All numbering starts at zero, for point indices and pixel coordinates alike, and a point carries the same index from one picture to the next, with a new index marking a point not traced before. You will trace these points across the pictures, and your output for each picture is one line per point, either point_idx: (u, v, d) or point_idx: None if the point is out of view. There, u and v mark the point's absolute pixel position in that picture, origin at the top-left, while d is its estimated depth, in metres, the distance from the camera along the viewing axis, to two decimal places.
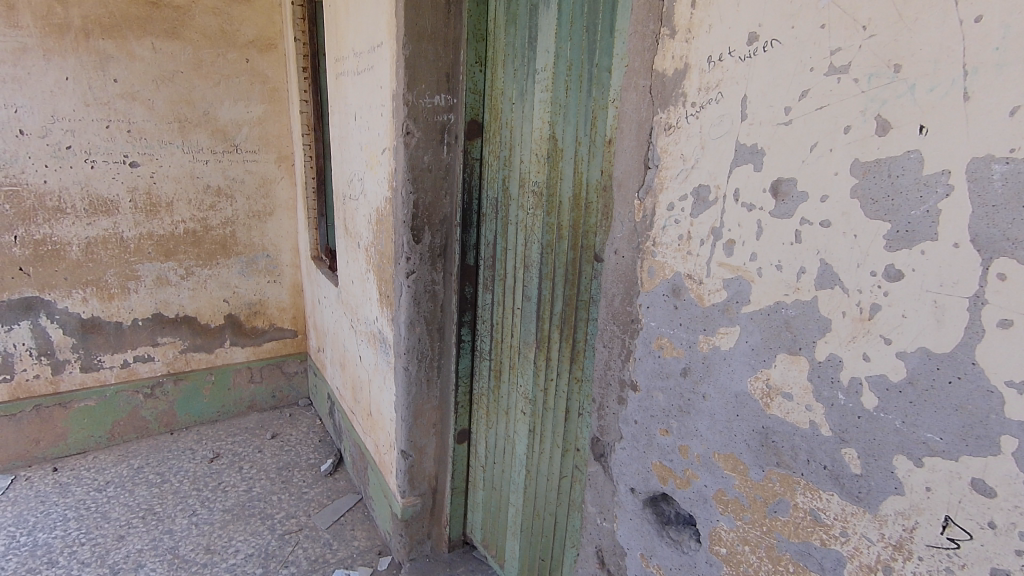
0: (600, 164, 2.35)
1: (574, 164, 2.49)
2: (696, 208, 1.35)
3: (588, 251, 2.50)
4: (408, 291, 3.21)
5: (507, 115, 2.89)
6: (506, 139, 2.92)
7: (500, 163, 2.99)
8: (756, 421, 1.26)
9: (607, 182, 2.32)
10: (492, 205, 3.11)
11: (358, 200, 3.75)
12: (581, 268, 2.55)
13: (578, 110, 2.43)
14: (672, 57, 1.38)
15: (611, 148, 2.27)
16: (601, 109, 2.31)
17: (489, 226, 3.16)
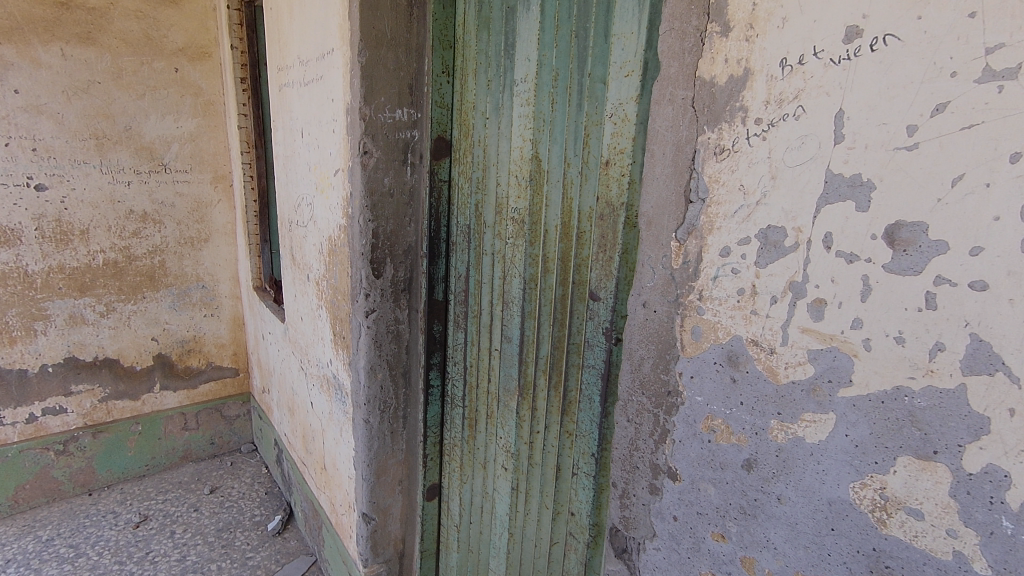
0: (593, 188, 2.05)
1: (562, 189, 2.18)
2: (763, 256, 1.12)
3: (580, 288, 2.18)
4: (367, 333, 2.82)
5: (480, 132, 2.55)
6: (479, 158, 2.57)
7: (473, 186, 2.64)
8: (864, 540, 1.04)
9: (603, 210, 2.02)
10: (463, 233, 2.75)
11: (306, 227, 3.31)
12: (572, 307, 2.23)
13: (566, 127, 2.13)
14: (725, 61, 1.17)
15: (607, 170, 1.97)
16: (595, 126, 2.01)
17: (460, 257, 2.80)
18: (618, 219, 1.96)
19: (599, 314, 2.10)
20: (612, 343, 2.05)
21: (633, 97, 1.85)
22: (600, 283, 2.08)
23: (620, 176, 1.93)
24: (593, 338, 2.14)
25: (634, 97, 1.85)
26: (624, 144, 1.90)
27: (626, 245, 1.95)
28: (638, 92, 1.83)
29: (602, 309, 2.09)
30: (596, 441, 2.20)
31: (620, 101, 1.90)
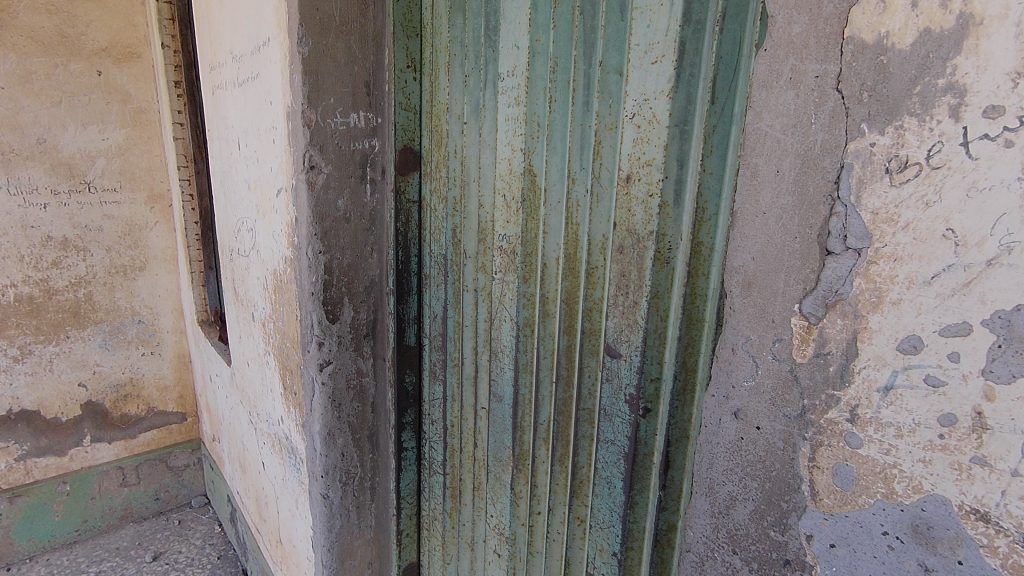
0: (609, 211, 1.58)
1: (566, 212, 1.70)
2: (1003, 373, 0.88)
3: (594, 340, 1.71)
4: (322, 389, 2.28)
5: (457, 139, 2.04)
6: (457, 174, 2.07)
7: (449, 208, 2.13)
8: None
9: (623, 241, 1.55)
10: (438, 266, 2.24)
11: (248, 257, 2.76)
12: (583, 363, 1.76)
13: (569, 132, 1.65)
14: (910, 6, 0.92)
15: (628, 189, 1.51)
16: (610, 130, 1.54)
17: (434, 295, 2.30)
18: (645, 253, 1.50)
19: (622, 375, 1.62)
20: (639, 416, 1.59)
21: (664, 90, 1.39)
22: (617, 336, 1.62)
23: (646, 195, 1.47)
24: (612, 403, 1.67)
25: (669, 90, 1.38)
26: (652, 154, 1.44)
27: (657, 287, 1.48)
28: (671, 84, 1.37)
29: (622, 368, 1.62)
30: (618, 537, 1.75)
31: (645, 96, 1.43)
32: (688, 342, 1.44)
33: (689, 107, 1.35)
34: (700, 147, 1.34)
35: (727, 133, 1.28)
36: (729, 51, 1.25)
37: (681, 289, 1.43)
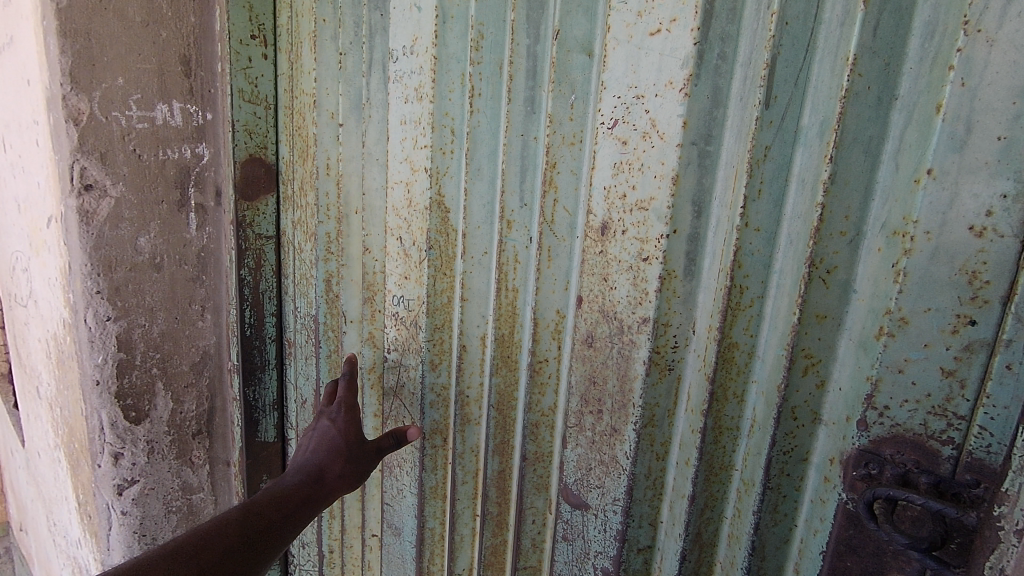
0: (564, 275, 1.00)
1: (496, 272, 1.09)
2: None
3: (540, 468, 1.11)
4: (125, 518, 1.54)
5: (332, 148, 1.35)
6: (329, 201, 1.38)
7: (319, 250, 1.43)
8: None
9: (594, 325, 0.94)
10: (303, 330, 1.55)
11: (26, 309, 1.89)
12: (523, 500, 1.14)
13: (504, 146, 1.03)
14: None
15: (608, 245, 0.90)
16: (573, 147, 0.95)
17: (301, 371, 1.59)
18: (633, 353, 0.89)
19: (592, 538, 1.01)
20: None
21: (675, 81, 0.79)
22: (581, 479, 1.00)
23: (636, 261, 0.87)
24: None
25: (682, 81, 0.78)
26: (648, 190, 0.84)
27: (652, 411, 0.90)
28: (688, 70, 0.77)
29: (592, 528, 1.01)
30: None
31: (635, 92, 0.83)
32: (707, 503, 0.88)
33: (713, 113, 0.79)
34: (738, 183, 0.77)
35: (787, 162, 0.74)
36: (799, 14, 0.70)
37: (698, 418, 0.86)
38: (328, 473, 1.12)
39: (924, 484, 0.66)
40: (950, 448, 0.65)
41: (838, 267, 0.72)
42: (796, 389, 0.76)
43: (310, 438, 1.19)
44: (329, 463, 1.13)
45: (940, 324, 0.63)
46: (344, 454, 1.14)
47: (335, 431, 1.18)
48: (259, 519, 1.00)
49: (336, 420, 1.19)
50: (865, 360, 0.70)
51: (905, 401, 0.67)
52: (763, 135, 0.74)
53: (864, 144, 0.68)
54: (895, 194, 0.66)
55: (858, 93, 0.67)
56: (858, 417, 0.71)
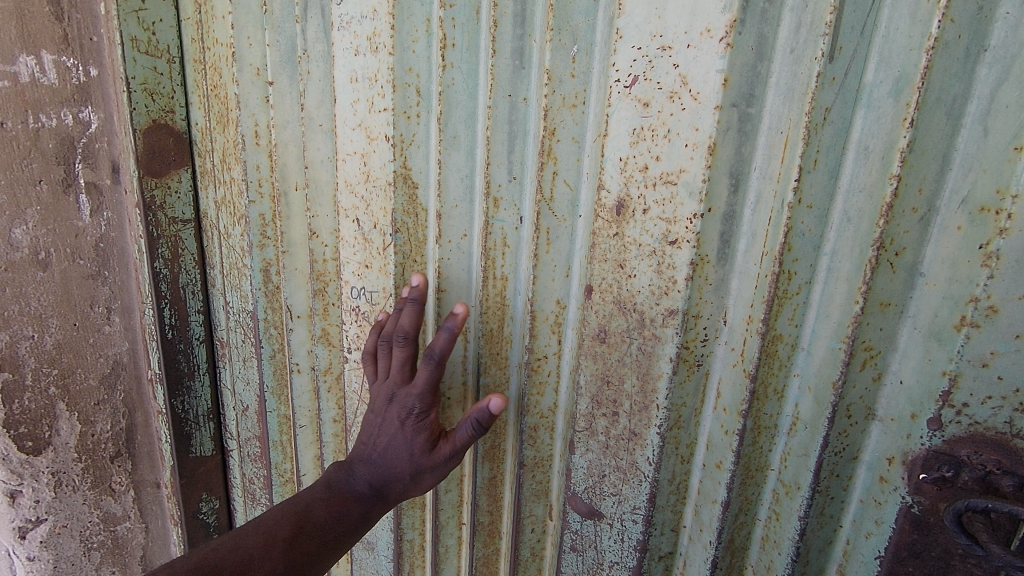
0: (566, 258, 0.87)
1: (480, 258, 0.93)
2: None
3: (540, 473, 1.00)
4: (32, 551, 1.38)
5: (263, 109, 1.10)
6: (262, 177, 1.15)
7: (251, 237, 1.18)
8: None
9: (609, 318, 0.82)
10: (239, 329, 1.32)
11: None
12: (520, 510, 1.02)
13: (488, 107, 0.85)
14: None
15: (633, 224, 0.76)
16: (575, 110, 0.80)
17: (240, 374, 1.37)
18: (657, 350, 0.78)
19: (605, 549, 0.92)
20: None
21: (712, 29, 0.65)
22: (592, 487, 0.90)
23: (662, 246, 0.74)
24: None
25: (723, 28, 0.64)
26: (678, 160, 0.71)
27: (678, 411, 0.81)
28: (733, 14, 0.64)
29: (607, 539, 0.91)
30: None
31: (660, 42, 0.69)
32: (740, 507, 0.81)
33: (757, 68, 0.66)
34: (789, 152, 0.66)
35: (847, 126, 0.63)
36: None
37: (734, 419, 0.77)
38: (393, 489, 0.97)
39: (1008, 487, 0.60)
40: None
41: (908, 249, 0.63)
42: (853, 386, 0.68)
43: (383, 421, 0.98)
44: (394, 476, 0.97)
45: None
46: (409, 475, 0.95)
47: (404, 436, 0.95)
48: (310, 538, 0.96)
49: (411, 424, 0.94)
50: (939, 354, 0.63)
51: (988, 397, 0.60)
52: (825, 94, 0.62)
53: (947, 106, 0.58)
54: (983, 164, 0.57)
55: (948, 44, 0.56)
56: (928, 415, 0.65)
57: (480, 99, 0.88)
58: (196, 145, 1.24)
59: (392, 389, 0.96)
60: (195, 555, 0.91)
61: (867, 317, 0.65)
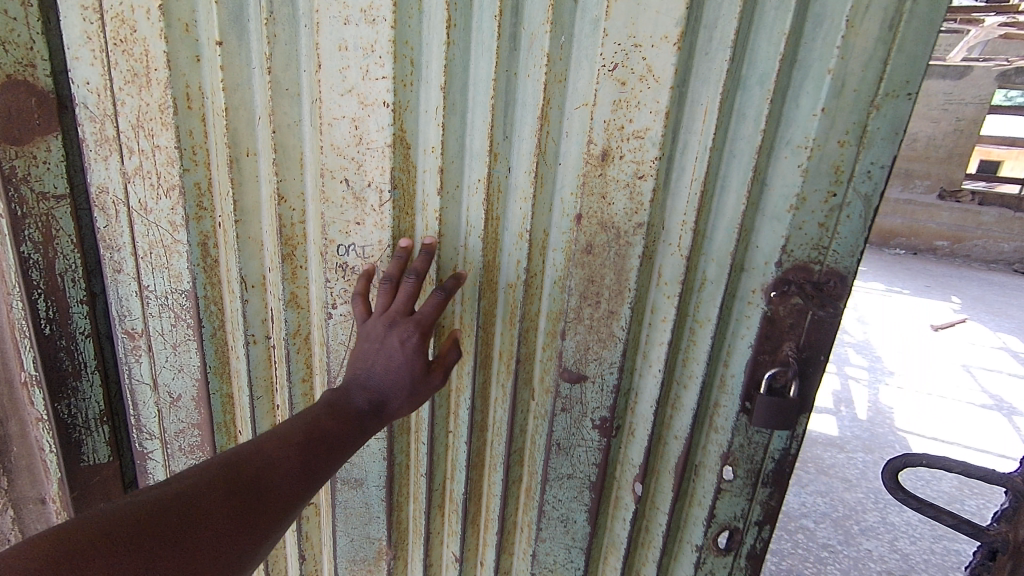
0: (549, 202, 1.02)
1: (481, 210, 1.04)
2: None
3: (527, 356, 1.12)
4: None
5: (195, 76, 1.01)
6: (195, 147, 1.06)
7: (183, 211, 1.09)
8: None
9: (588, 239, 1.01)
10: (167, 315, 1.18)
11: None
12: (515, 395, 1.15)
13: (488, 78, 0.96)
14: None
15: (610, 168, 0.96)
16: (559, 81, 0.96)
17: (166, 363, 1.22)
18: (629, 247, 0.99)
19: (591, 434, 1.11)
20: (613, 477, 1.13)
21: (670, 36, 0.87)
22: (582, 388, 1.09)
23: (632, 184, 0.95)
24: (571, 441, 1.13)
25: (676, 37, 0.86)
26: (643, 120, 0.92)
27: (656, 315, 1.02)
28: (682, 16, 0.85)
29: (585, 395, 1.09)
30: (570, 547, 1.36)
31: (635, 40, 0.89)
32: None
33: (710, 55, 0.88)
34: (708, 118, 0.89)
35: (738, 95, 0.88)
36: None
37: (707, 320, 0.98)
38: (390, 406, 0.98)
39: (810, 290, 0.92)
40: (817, 265, 0.91)
41: (762, 170, 0.90)
42: None
43: (379, 347, 0.98)
44: (391, 393, 0.98)
45: (820, 199, 0.87)
46: (407, 389, 0.99)
47: (404, 356, 0.98)
48: (321, 446, 0.91)
49: (413, 346, 0.98)
50: (778, 227, 0.91)
51: (799, 245, 0.91)
52: (730, 65, 0.86)
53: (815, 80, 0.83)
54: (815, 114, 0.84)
55: (807, 41, 0.82)
56: (773, 261, 0.92)
57: (473, 71, 0.97)
58: (88, 110, 1.05)
59: (392, 316, 0.98)
60: (212, 459, 0.82)
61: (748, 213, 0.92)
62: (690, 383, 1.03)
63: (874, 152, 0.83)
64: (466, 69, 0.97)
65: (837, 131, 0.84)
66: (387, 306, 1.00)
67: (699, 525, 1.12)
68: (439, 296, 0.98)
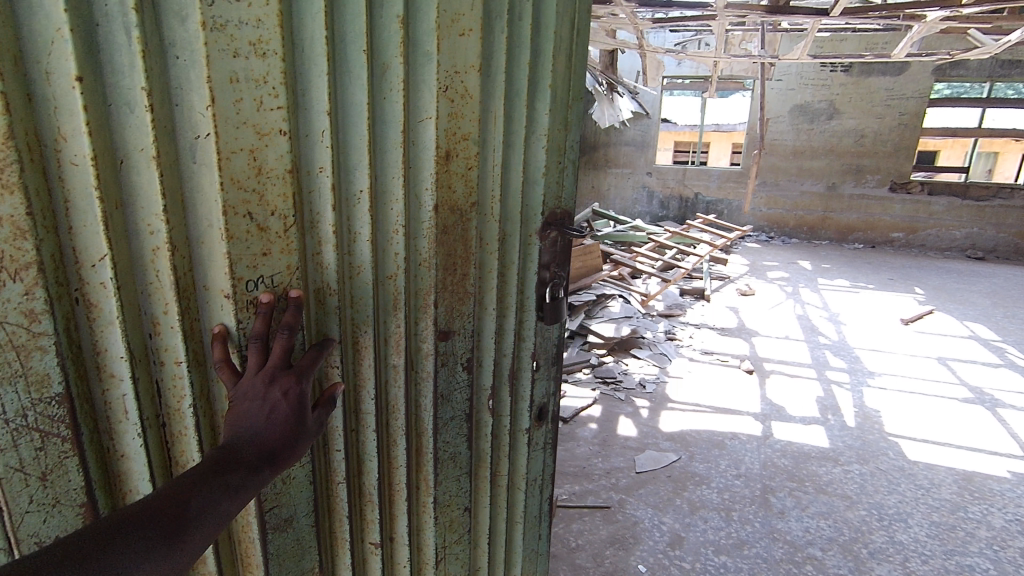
0: (385, 220, 0.64)
1: (328, 290, 0.62)
2: None
3: (391, 353, 0.69)
4: None
5: (20, 79, 0.44)
6: (42, 180, 0.47)
7: (46, 290, 0.48)
8: (949, 557, 1.57)
9: (441, 235, 0.68)
10: (25, 437, 0.51)
11: None
12: (382, 398, 0.70)
13: (323, 69, 0.56)
14: None
15: (444, 170, 0.66)
16: (390, 85, 0.60)
17: (26, 507, 0.52)
18: (470, 222, 0.70)
19: (459, 492, 0.80)
20: (462, 536, 0.83)
21: (472, 29, 0.63)
22: (446, 458, 0.78)
23: (467, 178, 0.68)
24: (451, 388, 0.75)
25: (476, 25, 0.63)
26: (468, 122, 0.66)
27: (502, 355, 0.79)
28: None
29: (439, 375, 0.74)
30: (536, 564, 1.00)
31: (455, 22, 0.62)
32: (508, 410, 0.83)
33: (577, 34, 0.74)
34: (499, 125, 0.69)
35: (520, 90, 0.69)
36: None
37: (501, 356, 0.79)
38: (272, 458, 0.54)
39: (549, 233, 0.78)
40: (555, 208, 0.78)
41: (518, 158, 0.72)
42: (530, 267, 0.78)
43: (245, 398, 0.54)
44: (269, 440, 0.54)
45: (552, 158, 0.75)
46: (291, 429, 0.55)
47: (286, 399, 0.55)
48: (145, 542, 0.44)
49: (300, 376, 0.57)
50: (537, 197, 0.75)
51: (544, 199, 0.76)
52: (487, 53, 0.65)
53: (551, 68, 0.71)
54: (557, 99, 0.73)
55: (541, 25, 0.68)
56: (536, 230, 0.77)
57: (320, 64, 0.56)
58: None
59: (262, 347, 0.56)
60: None
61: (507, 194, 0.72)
62: (508, 311, 0.78)
63: (576, 130, 0.76)
64: (309, 56, 0.55)
65: (558, 114, 0.74)
66: (261, 363, 0.56)
67: (526, 457, 0.88)
68: (287, 339, 0.56)
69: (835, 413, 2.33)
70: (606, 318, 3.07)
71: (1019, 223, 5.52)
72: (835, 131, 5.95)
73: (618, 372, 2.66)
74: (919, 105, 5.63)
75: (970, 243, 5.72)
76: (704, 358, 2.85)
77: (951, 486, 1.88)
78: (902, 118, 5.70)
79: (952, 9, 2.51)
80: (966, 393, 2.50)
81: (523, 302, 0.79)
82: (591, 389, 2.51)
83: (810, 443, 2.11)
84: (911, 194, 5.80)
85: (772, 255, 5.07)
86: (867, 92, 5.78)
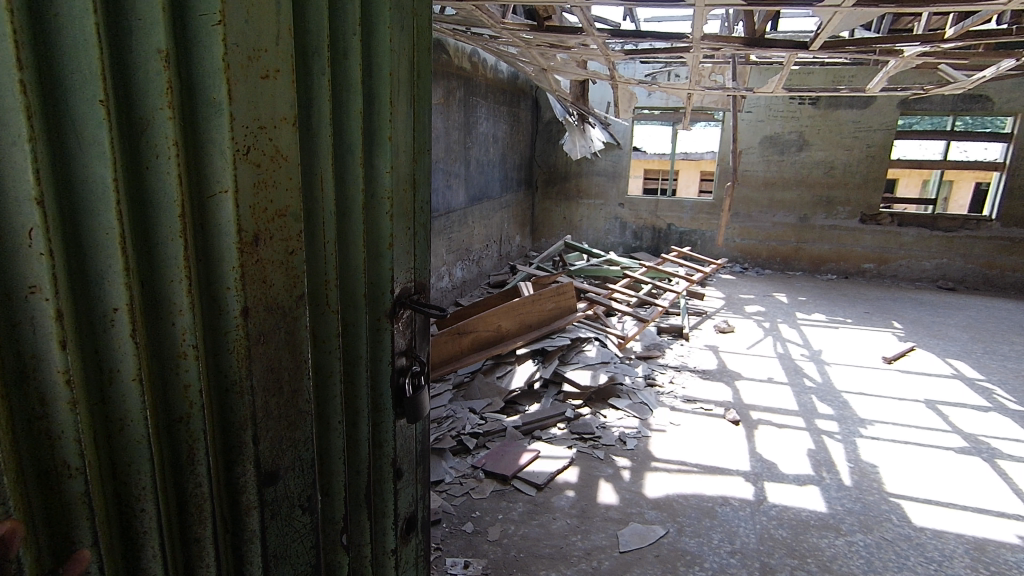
0: (167, 342, 0.57)
1: (76, 452, 0.51)
2: None
3: (189, 485, 0.61)
4: None
5: None
6: None
7: None
8: None
9: (258, 346, 0.63)
10: None
11: None
12: (177, 542, 0.61)
13: (25, 136, 0.45)
14: None
15: (249, 260, 0.61)
16: (142, 165, 0.53)
17: None
18: (297, 318, 0.68)
19: None
20: None
21: (278, 69, 0.60)
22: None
23: (286, 267, 0.65)
24: (286, 511, 0.70)
25: (287, 71, 0.61)
26: (281, 191, 0.63)
27: (356, 439, 0.82)
28: (287, 32, 0.60)
29: (273, 527, 0.69)
30: None
31: (260, 66, 0.58)
32: (372, 510, 0.87)
33: (410, 89, 0.80)
34: (327, 186, 0.69)
35: (352, 148, 0.72)
36: None
37: (359, 436, 0.82)
38: None
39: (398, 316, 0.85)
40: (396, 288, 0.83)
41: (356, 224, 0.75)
42: (382, 345, 0.82)
43: None
44: None
45: (402, 225, 0.82)
46: None
47: None
48: None
49: None
50: (386, 267, 0.80)
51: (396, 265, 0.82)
52: (298, 99, 0.64)
53: (384, 129, 0.76)
54: (396, 153, 0.78)
55: (375, 80, 0.74)
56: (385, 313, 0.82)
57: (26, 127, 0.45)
58: None
59: None
60: None
61: (349, 257, 0.75)
62: (360, 407, 0.81)
63: (422, 188, 0.86)
64: None
65: (402, 172, 0.80)
66: None
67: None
68: None
69: (829, 471, 2.21)
70: (582, 365, 2.92)
71: (985, 253, 5.69)
72: (804, 163, 6.03)
73: (596, 427, 2.50)
74: (886, 138, 5.75)
75: (939, 273, 5.86)
76: (688, 407, 2.72)
77: (964, 558, 1.77)
78: (869, 151, 5.82)
79: (933, 44, 2.49)
80: (960, 442, 2.43)
81: (376, 401, 0.84)
82: (567, 448, 2.34)
83: (808, 508, 1.99)
84: (880, 225, 5.90)
85: (747, 287, 5.04)
86: (834, 124, 5.88)
